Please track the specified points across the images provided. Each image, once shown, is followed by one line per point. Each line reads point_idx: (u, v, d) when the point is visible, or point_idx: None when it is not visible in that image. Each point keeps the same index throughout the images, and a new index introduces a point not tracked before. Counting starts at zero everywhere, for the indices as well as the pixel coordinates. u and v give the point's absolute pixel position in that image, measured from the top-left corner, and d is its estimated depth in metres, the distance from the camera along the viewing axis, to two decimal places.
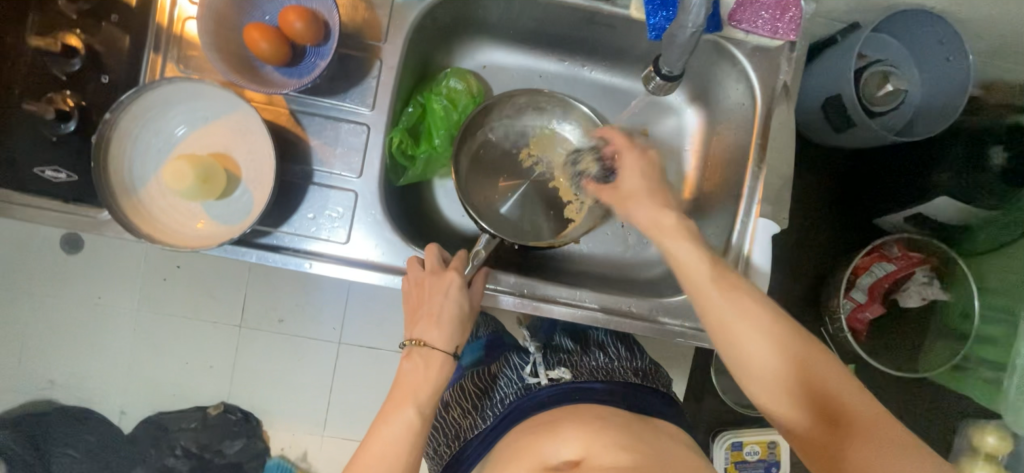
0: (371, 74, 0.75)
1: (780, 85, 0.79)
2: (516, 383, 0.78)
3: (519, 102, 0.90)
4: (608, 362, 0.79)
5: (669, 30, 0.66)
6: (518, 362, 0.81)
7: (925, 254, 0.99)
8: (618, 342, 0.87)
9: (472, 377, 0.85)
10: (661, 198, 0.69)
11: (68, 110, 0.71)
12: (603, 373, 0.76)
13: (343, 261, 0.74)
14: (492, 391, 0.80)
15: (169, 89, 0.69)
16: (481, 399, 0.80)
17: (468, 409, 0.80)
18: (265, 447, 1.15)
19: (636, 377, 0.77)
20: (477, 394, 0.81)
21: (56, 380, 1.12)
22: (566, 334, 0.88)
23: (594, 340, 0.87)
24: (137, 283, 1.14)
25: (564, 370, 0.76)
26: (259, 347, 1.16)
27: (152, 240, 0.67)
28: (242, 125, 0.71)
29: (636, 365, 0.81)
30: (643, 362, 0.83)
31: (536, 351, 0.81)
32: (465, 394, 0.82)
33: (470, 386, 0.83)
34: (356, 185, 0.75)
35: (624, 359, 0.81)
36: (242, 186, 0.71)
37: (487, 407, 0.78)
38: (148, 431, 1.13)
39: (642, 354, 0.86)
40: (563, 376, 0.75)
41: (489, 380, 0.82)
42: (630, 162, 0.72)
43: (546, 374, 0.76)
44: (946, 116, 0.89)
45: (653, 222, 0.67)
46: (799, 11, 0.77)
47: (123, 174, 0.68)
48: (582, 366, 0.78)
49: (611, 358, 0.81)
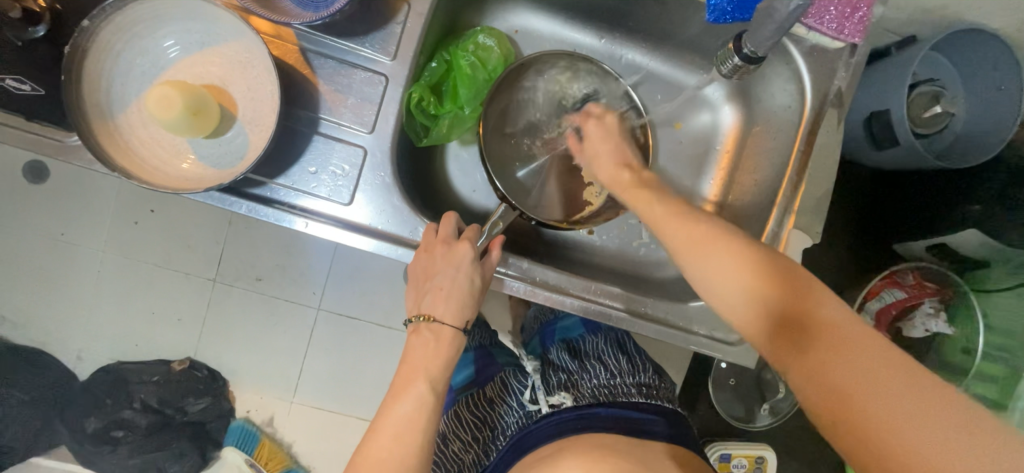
0: (396, 19, 0.67)
1: (834, 90, 0.74)
2: (517, 412, 0.74)
3: (559, 64, 0.84)
4: (609, 379, 0.76)
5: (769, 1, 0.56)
6: (517, 387, 0.78)
7: (940, 286, 0.97)
8: (617, 351, 0.82)
9: (467, 404, 0.80)
10: (623, 157, 0.73)
11: (38, 11, 0.61)
12: (605, 395, 0.72)
13: (341, 224, 0.67)
14: (492, 421, 0.76)
15: (161, 2, 0.60)
16: (482, 431, 0.76)
17: (469, 442, 0.77)
18: (231, 408, 1.08)
19: (640, 395, 0.73)
20: (475, 424, 0.77)
21: (8, 317, 1.02)
22: (563, 348, 0.83)
23: (591, 349, 0.83)
24: (105, 221, 1.04)
25: (565, 394, 0.72)
26: (234, 303, 1.08)
27: (128, 175, 0.58)
28: (245, 56, 0.62)
29: (638, 380, 0.77)
30: (645, 374, 0.79)
31: (535, 373, 0.77)
32: (463, 424, 0.78)
33: (466, 415, 0.78)
34: (366, 140, 0.67)
35: (626, 375, 0.78)
36: (237, 126, 0.63)
37: (490, 440, 0.75)
38: (104, 380, 1.04)
39: (645, 365, 0.82)
40: (564, 402, 0.70)
41: (487, 408, 0.78)
42: (594, 130, 0.76)
43: (546, 401, 0.72)
44: (988, 146, 0.86)
45: (612, 181, 0.71)
46: (869, 11, 0.71)
47: (100, 93, 0.59)
48: (582, 387, 0.74)
49: (612, 373, 0.77)
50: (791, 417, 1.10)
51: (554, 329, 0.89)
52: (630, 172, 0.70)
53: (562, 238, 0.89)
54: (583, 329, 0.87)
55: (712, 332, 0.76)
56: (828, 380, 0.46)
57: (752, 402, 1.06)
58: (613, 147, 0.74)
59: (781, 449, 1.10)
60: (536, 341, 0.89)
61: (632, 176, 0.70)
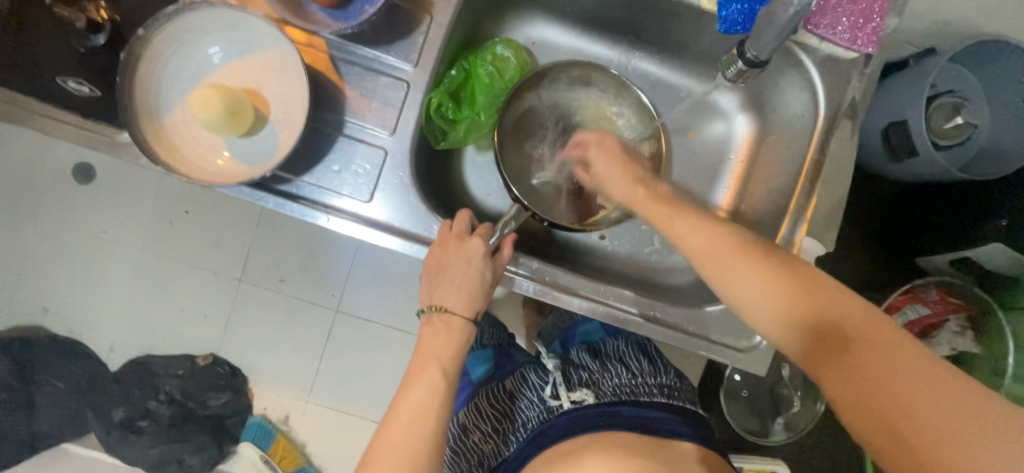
0: (418, 29, 0.71)
1: (848, 100, 0.74)
2: (538, 406, 0.75)
3: (574, 74, 0.86)
4: (631, 379, 0.76)
5: (768, 7, 0.58)
6: (537, 382, 0.79)
7: (967, 302, 0.94)
8: (639, 354, 0.83)
9: (487, 396, 0.82)
10: (636, 173, 0.68)
11: (101, 22, 0.68)
12: (627, 394, 0.72)
13: (361, 221, 0.70)
14: (513, 413, 0.78)
15: (207, 13, 0.65)
16: (503, 423, 0.78)
17: (490, 433, 0.78)
18: (249, 404, 1.12)
19: (661, 395, 0.73)
20: (496, 416, 0.79)
21: (52, 308, 1.09)
22: (584, 349, 0.85)
23: (613, 351, 0.83)
24: (143, 219, 1.11)
25: (587, 391, 0.73)
26: (258, 301, 1.13)
27: (169, 170, 0.63)
28: (279, 63, 0.67)
29: (660, 381, 0.77)
30: (667, 376, 0.79)
31: (556, 370, 0.79)
32: (483, 416, 0.80)
33: (487, 407, 0.81)
34: (386, 142, 0.71)
35: (648, 375, 0.78)
36: (268, 127, 0.67)
37: (511, 431, 0.76)
38: (134, 371, 1.09)
39: (667, 367, 0.82)
40: (585, 399, 0.72)
41: (508, 401, 0.80)
42: (602, 153, 0.70)
43: (567, 397, 0.73)
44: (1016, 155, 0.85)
45: (627, 199, 0.67)
46: (883, 22, 0.72)
47: (148, 94, 0.65)
48: (603, 385, 0.75)
49: (634, 373, 0.78)
50: (806, 435, 1.08)
51: (574, 333, 0.90)
52: (645, 188, 0.66)
53: (573, 242, 0.90)
54: (605, 333, 0.89)
55: (721, 338, 0.76)
56: (881, 394, 0.45)
57: (766, 417, 1.05)
58: (623, 167, 0.69)
59: (796, 466, 1.08)
60: (557, 342, 0.91)
61: (647, 191, 0.66)
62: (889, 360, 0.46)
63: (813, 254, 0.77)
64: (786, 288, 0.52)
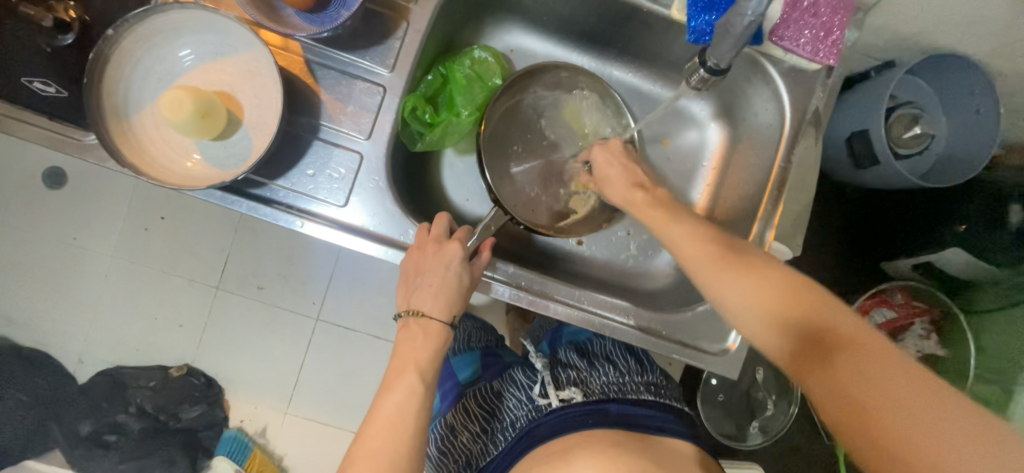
0: (395, 35, 0.72)
1: (812, 110, 0.77)
2: (526, 406, 0.76)
3: (561, 76, 0.88)
4: (619, 377, 0.78)
5: (724, 19, 0.59)
6: (525, 382, 0.80)
7: (930, 306, 0.98)
8: (626, 352, 0.84)
9: (474, 397, 0.82)
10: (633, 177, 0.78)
11: (68, 21, 0.66)
12: (614, 392, 0.74)
13: (336, 225, 0.70)
14: (501, 413, 0.79)
15: (180, 15, 0.65)
16: (491, 423, 0.79)
17: (478, 433, 0.79)
18: (225, 417, 1.09)
19: (647, 393, 0.76)
20: (485, 416, 0.80)
21: (15, 318, 1.06)
22: (571, 348, 0.85)
23: (600, 351, 0.85)
24: (115, 224, 1.08)
25: (575, 390, 0.74)
26: (235, 310, 1.11)
27: (138, 172, 0.62)
28: (253, 66, 0.67)
29: (647, 379, 0.79)
30: (653, 374, 0.82)
31: (544, 369, 0.79)
32: (471, 416, 0.80)
33: (475, 407, 0.81)
34: (363, 146, 0.71)
35: (635, 373, 0.80)
36: (242, 129, 0.67)
37: (499, 430, 0.77)
38: (102, 383, 1.05)
39: (653, 366, 0.85)
40: (573, 397, 0.73)
41: (495, 401, 0.81)
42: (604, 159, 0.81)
43: (556, 395, 0.73)
44: (974, 163, 0.88)
45: (625, 201, 0.77)
46: (841, 36, 0.76)
47: (117, 97, 0.64)
48: (592, 384, 0.76)
49: (621, 372, 0.79)
50: (783, 437, 1.10)
51: (562, 334, 0.90)
52: (643, 192, 0.75)
53: (551, 248, 0.91)
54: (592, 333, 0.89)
55: (691, 340, 0.77)
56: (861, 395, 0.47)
57: (742, 419, 1.06)
58: (613, 187, 0.78)
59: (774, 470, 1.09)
60: (544, 342, 0.91)
61: (644, 196, 0.75)
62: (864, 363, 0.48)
63: (784, 254, 0.78)
64: (772, 293, 0.57)
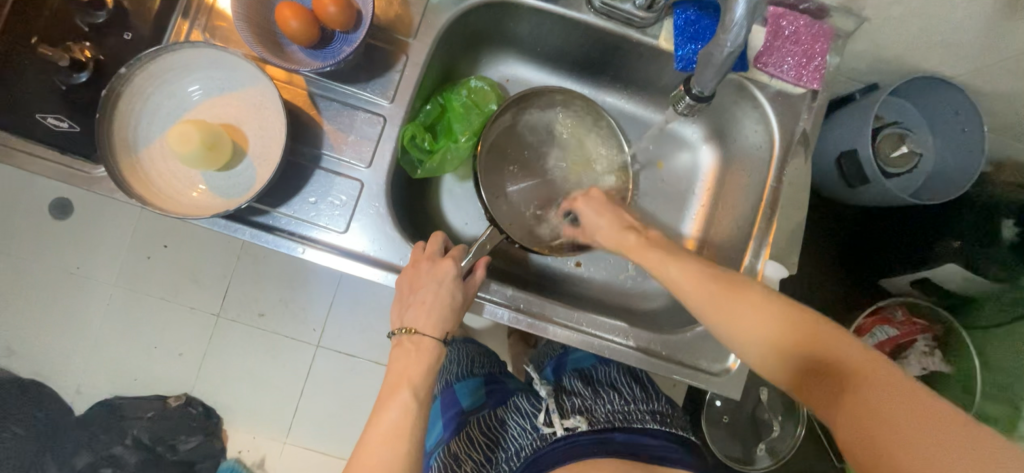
0: (395, 68, 0.75)
1: (800, 131, 0.80)
2: (529, 434, 0.74)
3: (557, 98, 0.90)
4: (623, 405, 0.77)
5: (706, 49, 0.62)
6: (528, 409, 0.79)
7: (929, 322, 0.99)
8: (630, 380, 0.84)
9: (478, 424, 0.82)
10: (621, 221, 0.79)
11: (83, 61, 0.69)
12: (620, 421, 0.73)
13: (337, 251, 0.72)
14: (504, 442, 0.78)
15: (190, 53, 0.68)
16: (494, 451, 0.78)
17: (481, 462, 0.77)
18: (222, 448, 1.08)
19: (654, 421, 0.75)
20: (487, 445, 0.79)
21: (15, 350, 1.05)
22: (575, 376, 0.85)
23: (604, 378, 0.85)
24: (118, 254, 1.10)
25: (579, 418, 0.73)
26: (235, 338, 1.11)
27: (144, 202, 0.64)
28: (258, 99, 0.70)
29: (652, 408, 0.79)
30: (659, 403, 0.81)
31: (548, 397, 0.78)
32: (474, 444, 0.79)
33: (478, 435, 0.80)
34: (363, 174, 0.73)
35: (640, 401, 0.79)
36: (246, 160, 0.69)
37: (502, 460, 0.76)
38: (100, 415, 1.05)
39: (657, 394, 0.84)
40: (578, 426, 0.71)
41: (499, 429, 0.80)
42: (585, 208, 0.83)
43: (561, 424, 0.72)
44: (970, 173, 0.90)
45: (618, 244, 0.77)
46: (824, 61, 0.78)
47: (126, 131, 0.66)
48: (596, 412, 0.75)
49: (626, 399, 0.79)
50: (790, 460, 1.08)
51: (566, 360, 0.90)
52: (634, 235, 0.76)
53: (549, 270, 0.92)
54: (595, 359, 0.89)
55: (692, 361, 0.77)
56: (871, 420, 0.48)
57: (749, 442, 1.05)
58: (611, 216, 0.80)
59: None
60: (549, 369, 0.91)
61: (637, 238, 0.75)
62: (867, 386, 0.50)
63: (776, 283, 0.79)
64: (767, 320, 0.58)
